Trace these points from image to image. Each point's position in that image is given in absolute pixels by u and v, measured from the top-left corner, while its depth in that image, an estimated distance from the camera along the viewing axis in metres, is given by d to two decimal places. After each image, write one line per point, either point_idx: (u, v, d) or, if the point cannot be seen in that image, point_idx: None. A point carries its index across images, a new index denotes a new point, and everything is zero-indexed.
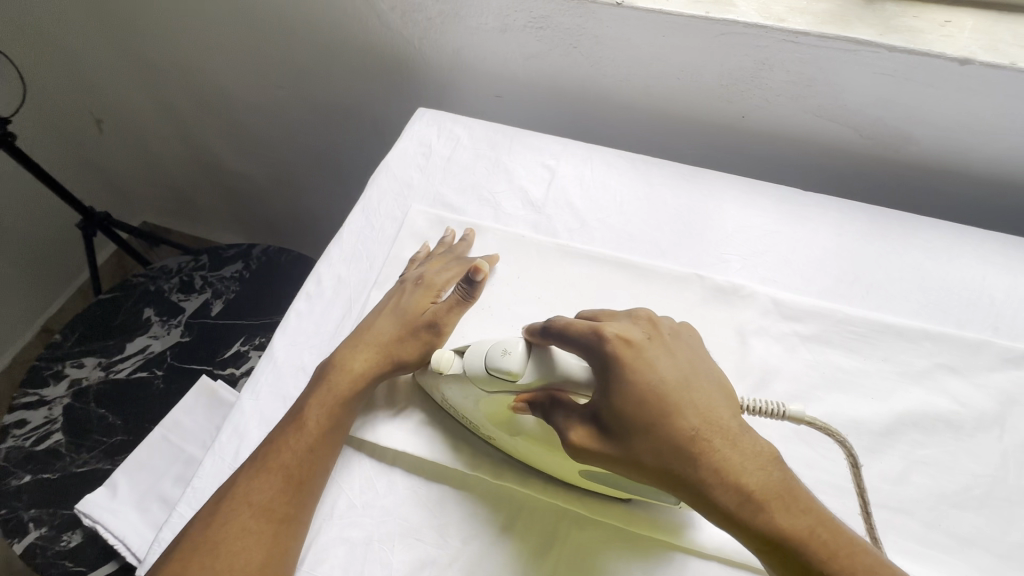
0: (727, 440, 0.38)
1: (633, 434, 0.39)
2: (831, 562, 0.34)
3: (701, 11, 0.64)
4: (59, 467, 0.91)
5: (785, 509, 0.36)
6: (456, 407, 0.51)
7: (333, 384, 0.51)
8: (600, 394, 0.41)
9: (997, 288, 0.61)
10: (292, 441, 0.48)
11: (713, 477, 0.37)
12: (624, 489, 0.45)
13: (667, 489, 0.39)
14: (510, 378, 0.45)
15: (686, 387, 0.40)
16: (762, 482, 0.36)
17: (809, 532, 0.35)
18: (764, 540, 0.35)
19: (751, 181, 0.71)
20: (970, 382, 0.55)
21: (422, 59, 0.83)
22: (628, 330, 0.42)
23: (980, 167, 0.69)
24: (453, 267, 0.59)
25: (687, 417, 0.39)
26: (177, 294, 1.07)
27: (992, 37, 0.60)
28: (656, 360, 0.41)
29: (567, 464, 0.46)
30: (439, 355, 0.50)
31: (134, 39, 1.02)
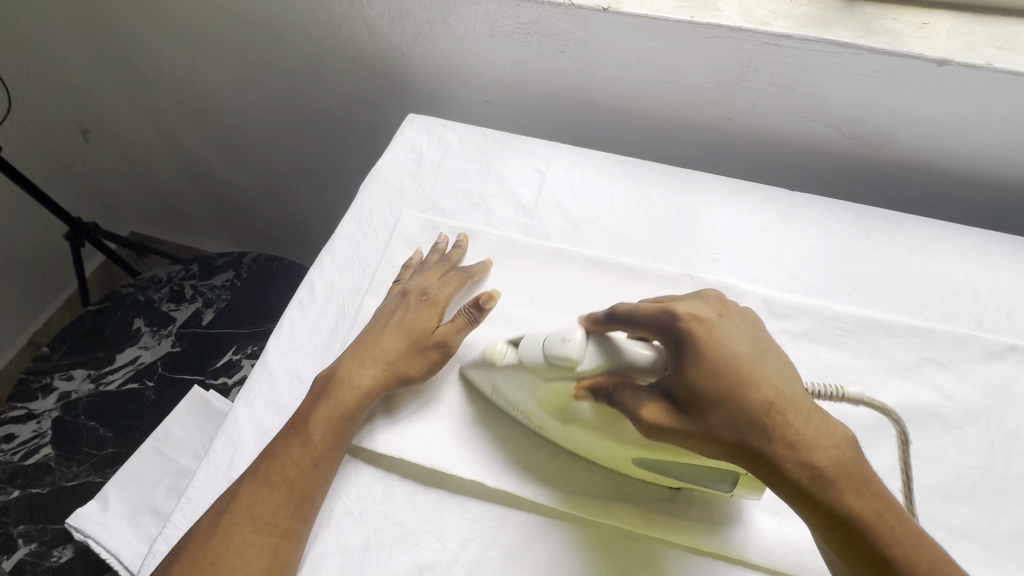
0: (801, 417, 0.39)
1: (709, 407, 0.40)
2: (890, 539, 0.37)
3: (686, 15, 0.65)
4: (49, 482, 0.90)
5: (854, 490, 0.38)
6: (505, 395, 0.52)
7: (336, 398, 0.51)
8: (673, 369, 0.41)
9: (980, 283, 0.62)
10: (297, 454, 0.48)
11: (788, 453, 0.38)
12: (679, 479, 0.47)
13: (736, 461, 0.40)
14: (570, 365, 0.46)
15: (760, 362, 0.41)
16: (832, 461, 0.38)
17: (873, 512, 0.37)
18: (832, 515, 0.38)
19: (738, 182, 0.72)
20: (956, 376, 0.56)
21: (411, 65, 0.84)
22: (698, 309, 0.43)
23: (960, 165, 0.70)
24: (453, 280, 0.59)
25: (763, 392, 0.40)
26: (168, 304, 1.06)
27: (968, 38, 0.62)
28: (730, 337, 0.41)
29: (623, 452, 0.47)
30: (491, 347, 0.52)
31: (121, 48, 1.01)
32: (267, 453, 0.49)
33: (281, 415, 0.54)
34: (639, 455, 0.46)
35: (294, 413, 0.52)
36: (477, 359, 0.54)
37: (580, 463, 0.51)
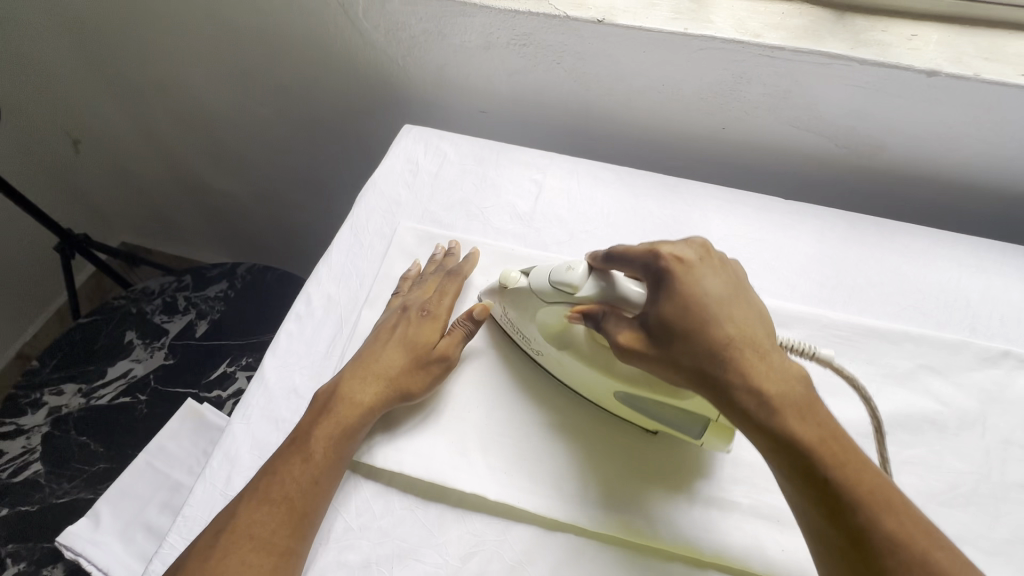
0: (757, 354, 0.42)
1: (674, 336, 0.43)
2: (835, 464, 0.39)
3: (680, 28, 0.66)
4: (38, 500, 0.88)
5: (799, 419, 0.40)
6: (512, 318, 0.56)
7: (337, 416, 0.50)
8: (651, 301, 0.45)
9: (972, 289, 0.63)
10: (296, 470, 0.48)
11: (739, 381, 0.41)
12: (656, 419, 0.49)
13: (695, 389, 0.43)
14: (570, 291, 0.50)
15: (728, 304, 0.44)
16: (781, 391, 0.41)
17: (819, 439, 0.39)
18: (779, 440, 0.40)
19: (735, 191, 0.73)
20: (951, 382, 0.57)
21: (406, 76, 0.84)
22: (682, 251, 0.46)
23: (950, 173, 0.72)
24: (452, 292, 0.59)
25: (723, 327, 0.43)
26: (161, 316, 1.06)
27: (956, 50, 0.63)
28: (705, 277, 0.45)
29: (604, 384, 0.51)
30: (505, 275, 0.55)
31: (113, 58, 1.01)
32: (265, 471, 0.48)
33: (279, 431, 0.53)
34: (620, 389, 0.50)
35: (293, 429, 0.52)
36: (491, 289, 0.57)
37: (581, 471, 0.51)
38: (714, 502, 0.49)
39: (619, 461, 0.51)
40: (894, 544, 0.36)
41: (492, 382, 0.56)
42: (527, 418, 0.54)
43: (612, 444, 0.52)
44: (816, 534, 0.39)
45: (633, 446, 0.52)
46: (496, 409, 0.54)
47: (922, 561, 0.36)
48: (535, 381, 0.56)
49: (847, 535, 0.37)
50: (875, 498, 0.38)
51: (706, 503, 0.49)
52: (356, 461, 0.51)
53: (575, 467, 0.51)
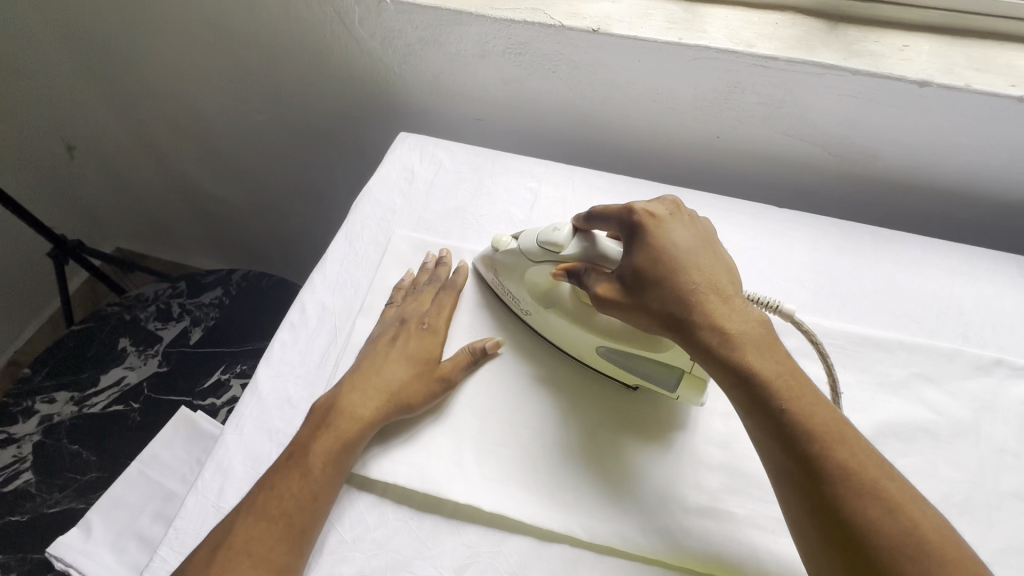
0: (721, 298, 0.47)
1: (646, 283, 0.48)
2: (790, 396, 0.42)
3: (674, 37, 0.66)
4: (29, 509, 0.87)
5: (755, 354, 0.44)
6: (501, 279, 0.59)
7: (336, 429, 0.50)
8: (627, 253, 0.50)
9: (965, 297, 0.64)
10: (295, 484, 0.47)
11: (702, 321, 0.46)
12: (636, 373, 0.53)
13: (665, 331, 0.48)
14: (555, 251, 0.53)
15: (695, 256, 0.49)
16: (743, 332, 0.45)
17: (774, 373, 0.43)
18: (737, 372, 0.44)
19: (731, 200, 0.73)
20: (944, 391, 0.57)
21: (402, 84, 0.84)
22: (655, 209, 0.52)
23: (943, 182, 0.72)
24: (448, 307, 0.60)
25: (690, 275, 0.48)
26: (154, 323, 1.05)
27: (947, 60, 0.64)
28: (675, 231, 0.50)
29: (588, 340, 0.54)
30: (497, 239, 0.59)
31: (108, 64, 1.01)
32: (263, 485, 0.48)
33: (272, 442, 0.53)
34: (604, 344, 0.54)
35: (290, 442, 0.51)
36: (484, 252, 0.61)
37: (579, 483, 0.50)
38: (709, 513, 0.49)
39: (615, 471, 0.51)
40: (842, 468, 0.39)
41: (487, 390, 0.55)
42: (523, 427, 0.53)
43: (608, 453, 0.52)
44: (774, 464, 0.42)
45: (628, 456, 0.52)
46: (491, 417, 0.54)
47: (868, 486, 0.39)
48: (530, 389, 0.56)
49: (801, 461, 0.41)
50: (826, 426, 0.41)
51: (701, 514, 0.49)
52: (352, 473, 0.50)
53: (571, 477, 0.51)
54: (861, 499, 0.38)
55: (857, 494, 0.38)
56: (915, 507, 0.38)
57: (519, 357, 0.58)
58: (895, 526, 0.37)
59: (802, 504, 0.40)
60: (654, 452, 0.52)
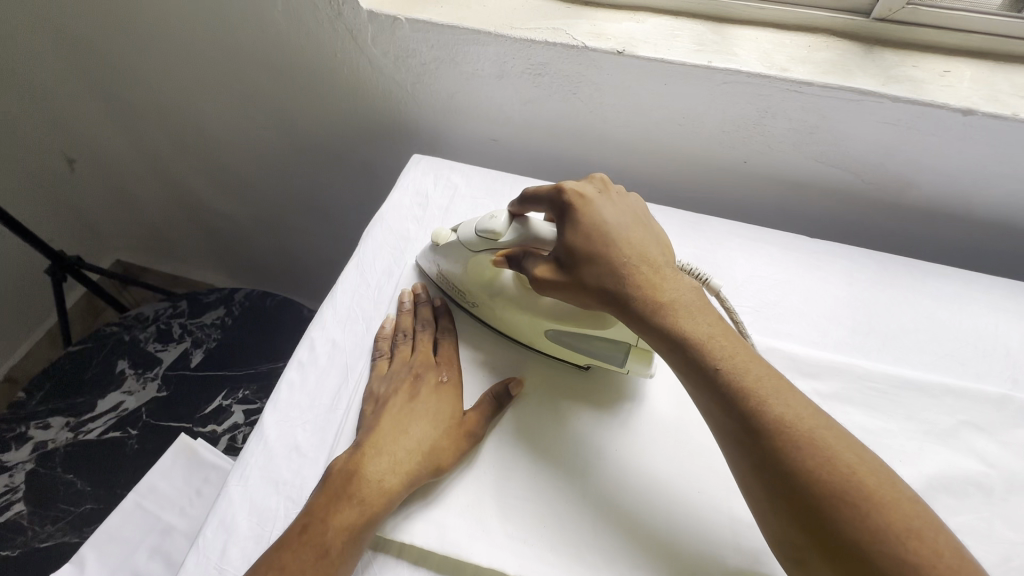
0: (652, 268, 0.47)
1: (580, 258, 0.48)
2: (721, 354, 0.43)
3: (704, 60, 0.63)
4: (19, 544, 0.83)
5: (687, 319, 0.45)
6: (446, 274, 0.60)
7: (359, 501, 0.45)
8: (559, 233, 0.50)
9: (1012, 337, 0.60)
10: (309, 561, 0.42)
11: (636, 290, 0.46)
12: (587, 354, 0.54)
13: (604, 306, 0.48)
14: (493, 238, 0.53)
15: (625, 228, 0.49)
16: (674, 298, 0.46)
17: (706, 337, 0.44)
18: (672, 340, 0.44)
19: (760, 230, 0.70)
20: (996, 441, 0.53)
21: (415, 104, 0.81)
22: (583, 187, 0.52)
23: (982, 211, 0.69)
24: (455, 354, 0.57)
25: (621, 246, 0.48)
26: (155, 344, 1.02)
27: (991, 87, 0.61)
28: (605, 206, 0.50)
29: (536, 324, 0.54)
30: (437, 232, 0.59)
31: (108, 76, 0.97)
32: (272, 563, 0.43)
33: (280, 496, 0.49)
34: (552, 328, 0.54)
35: (303, 510, 0.46)
36: (427, 248, 0.62)
37: (612, 544, 0.46)
38: None
39: (648, 529, 0.47)
40: (778, 422, 0.40)
41: (506, 436, 0.52)
42: (547, 480, 0.50)
43: (640, 510, 0.48)
44: (717, 429, 0.42)
45: (663, 512, 0.48)
46: (511, 470, 0.50)
47: (804, 437, 0.39)
48: (551, 435, 0.52)
49: (737, 419, 0.41)
50: (761, 387, 0.41)
51: None
52: (371, 541, 0.46)
53: (602, 538, 0.47)
54: (799, 449, 0.38)
55: (795, 445, 0.39)
56: (847, 451, 0.39)
57: (540, 399, 0.55)
58: (832, 475, 0.37)
59: (749, 465, 0.40)
60: (689, 508, 0.48)
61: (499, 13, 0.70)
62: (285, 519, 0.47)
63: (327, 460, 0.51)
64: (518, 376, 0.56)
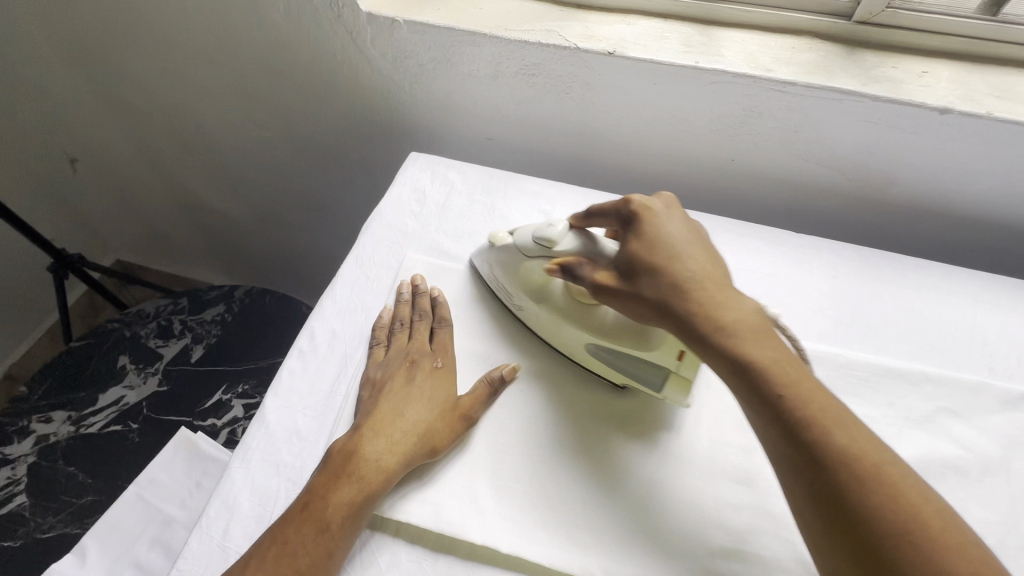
0: (716, 288, 0.47)
1: (642, 271, 0.49)
2: (787, 382, 0.42)
3: (691, 61, 0.65)
4: (22, 534, 0.85)
5: (751, 342, 0.44)
6: (497, 275, 0.61)
7: (359, 479, 0.47)
8: (623, 246, 0.51)
9: (989, 328, 0.62)
10: (313, 538, 0.44)
11: (698, 308, 0.46)
12: (624, 373, 0.54)
13: (661, 321, 0.48)
14: (550, 247, 0.54)
15: (690, 247, 0.50)
16: (737, 320, 0.45)
17: (770, 361, 0.43)
18: (733, 361, 0.44)
19: (748, 225, 0.72)
20: (972, 426, 0.55)
21: (412, 104, 0.83)
22: (651, 204, 0.53)
23: (961, 207, 0.71)
24: (449, 341, 0.59)
25: (684, 263, 0.48)
26: (155, 340, 1.03)
27: (968, 87, 0.63)
28: (671, 223, 0.51)
29: (579, 336, 0.55)
30: (495, 233, 0.60)
31: (111, 77, 0.99)
32: (275, 538, 0.44)
33: (281, 478, 0.50)
34: (594, 343, 0.54)
35: (304, 489, 0.48)
36: (484, 249, 0.63)
37: (602, 523, 0.48)
38: (735, 554, 0.47)
39: (637, 508, 0.49)
40: (841, 452, 0.39)
41: (499, 420, 0.54)
42: (540, 462, 0.51)
43: (628, 490, 0.50)
44: (774, 452, 0.42)
45: (650, 493, 0.50)
46: (505, 453, 0.52)
47: (867, 469, 0.38)
48: (544, 421, 0.54)
49: (800, 447, 0.40)
50: (824, 415, 0.41)
51: (728, 556, 0.47)
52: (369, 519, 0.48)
53: (592, 517, 0.48)
54: (865, 484, 0.38)
55: (857, 478, 0.38)
56: (913, 491, 0.38)
57: (535, 387, 0.56)
58: (894, 511, 0.37)
59: (803, 490, 0.40)
60: (676, 489, 0.50)
61: (494, 16, 0.72)
62: (285, 499, 0.49)
63: (326, 443, 0.52)
64: (510, 362, 0.58)
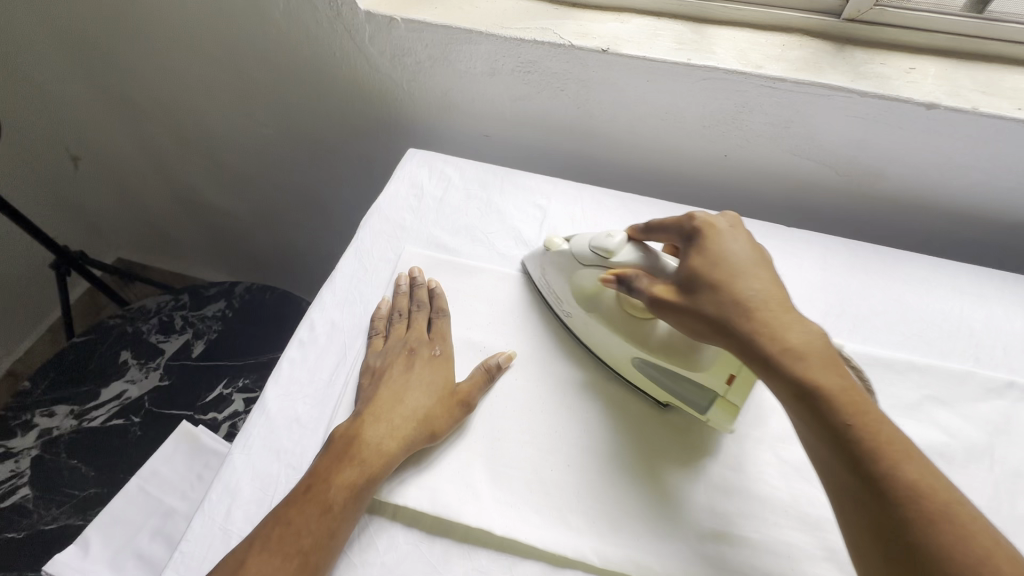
0: (782, 310, 0.46)
1: (704, 287, 0.48)
2: (855, 412, 0.40)
3: (683, 58, 0.67)
4: (26, 526, 0.86)
5: (819, 366, 0.43)
6: (548, 280, 0.61)
7: (361, 462, 0.48)
8: (685, 261, 0.51)
9: (975, 318, 0.64)
10: (315, 521, 0.45)
11: (763, 329, 0.45)
12: (667, 389, 0.54)
13: (721, 339, 0.46)
14: (606, 256, 0.55)
15: (755, 266, 0.49)
16: (803, 344, 0.44)
17: (839, 387, 0.41)
18: (798, 385, 0.42)
19: (739, 220, 0.73)
20: (958, 414, 0.56)
21: (410, 101, 0.85)
22: (715, 221, 0.52)
23: (950, 202, 0.72)
24: (446, 331, 0.60)
25: (749, 282, 0.47)
26: (157, 336, 1.05)
27: (954, 83, 0.65)
28: (736, 242, 0.50)
29: (626, 349, 0.55)
30: (551, 240, 0.61)
31: (113, 76, 1.01)
32: (278, 519, 0.45)
33: (282, 463, 0.51)
34: (640, 356, 0.54)
35: (306, 473, 0.49)
36: (537, 253, 0.64)
37: (596, 507, 0.49)
38: (724, 537, 0.48)
39: (627, 492, 0.50)
40: (910, 487, 0.37)
41: (495, 406, 0.55)
42: (535, 450, 0.53)
43: (617, 476, 0.51)
44: (835, 480, 0.40)
45: (641, 477, 0.51)
46: (500, 439, 0.53)
47: (938, 508, 0.36)
48: (538, 410, 0.55)
49: (864, 479, 0.38)
50: (893, 448, 0.39)
51: (717, 538, 0.48)
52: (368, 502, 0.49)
53: (584, 499, 0.50)
54: (935, 524, 0.36)
55: (927, 516, 0.36)
56: (990, 538, 0.35)
57: (530, 376, 0.58)
58: (969, 557, 0.34)
59: (864, 521, 0.38)
60: (667, 475, 0.51)
61: (490, 14, 0.73)
62: (286, 484, 0.50)
63: (326, 430, 0.53)
64: (506, 351, 0.59)
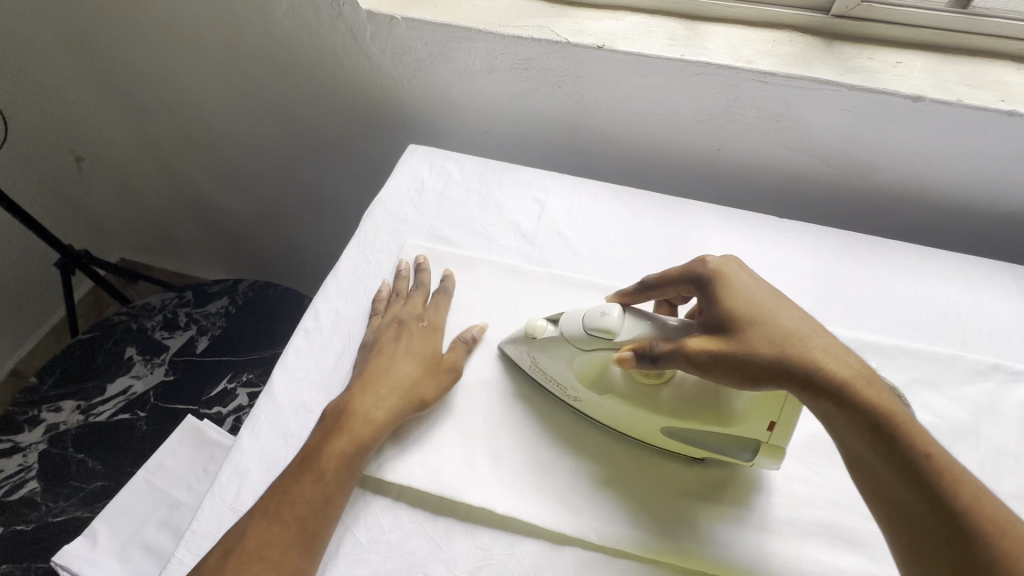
0: (830, 339, 0.44)
1: (748, 323, 0.45)
2: (929, 443, 0.38)
3: (677, 54, 0.69)
4: (34, 518, 0.87)
5: (883, 396, 0.40)
6: (542, 368, 0.55)
7: (351, 432, 0.50)
8: (709, 308, 0.48)
9: (962, 304, 0.65)
10: (306, 491, 0.47)
11: (821, 361, 0.42)
12: (704, 446, 0.50)
13: (776, 374, 0.43)
14: (607, 337, 0.49)
15: (787, 301, 0.47)
16: (861, 373, 0.42)
17: (906, 417, 0.39)
18: (868, 417, 0.40)
19: (733, 211, 0.75)
20: (944, 395, 0.58)
21: (411, 98, 0.86)
22: (729, 261, 0.51)
23: (937, 192, 0.74)
24: (440, 306, 0.62)
25: (790, 315, 0.45)
26: (162, 332, 1.06)
27: (939, 76, 0.66)
28: (758, 279, 0.49)
29: (653, 422, 0.50)
30: (531, 323, 0.54)
31: (117, 76, 1.02)
32: (274, 490, 0.48)
33: (288, 446, 0.53)
34: (670, 424, 0.49)
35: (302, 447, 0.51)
36: (516, 336, 0.57)
37: (594, 487, 0.51)
38: (717, 513, 0.50)
39: (625, 472, 0.52)
40: (993, 521, 0.35)
41: (488, 381, 0.57)
42: (535, 433, 0.54)
43: (614, 458, 0.53)
44: (913, 520, 0.37)
45: (637, 458, 0.53)
46: (501, 424, 0.55)
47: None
48: (538, 395, 0.57)
49: (946, 516, 0.36)
50: (970, 480, 0.37)
51: (711, 515, 0.50)
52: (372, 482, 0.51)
53: (583, 479, 0.51)
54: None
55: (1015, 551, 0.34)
56: None
57: None
58: None
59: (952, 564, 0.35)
60: (662, 457, 0.53)
61: (489, 12, 0.75)
62: None
63: None
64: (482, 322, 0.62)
